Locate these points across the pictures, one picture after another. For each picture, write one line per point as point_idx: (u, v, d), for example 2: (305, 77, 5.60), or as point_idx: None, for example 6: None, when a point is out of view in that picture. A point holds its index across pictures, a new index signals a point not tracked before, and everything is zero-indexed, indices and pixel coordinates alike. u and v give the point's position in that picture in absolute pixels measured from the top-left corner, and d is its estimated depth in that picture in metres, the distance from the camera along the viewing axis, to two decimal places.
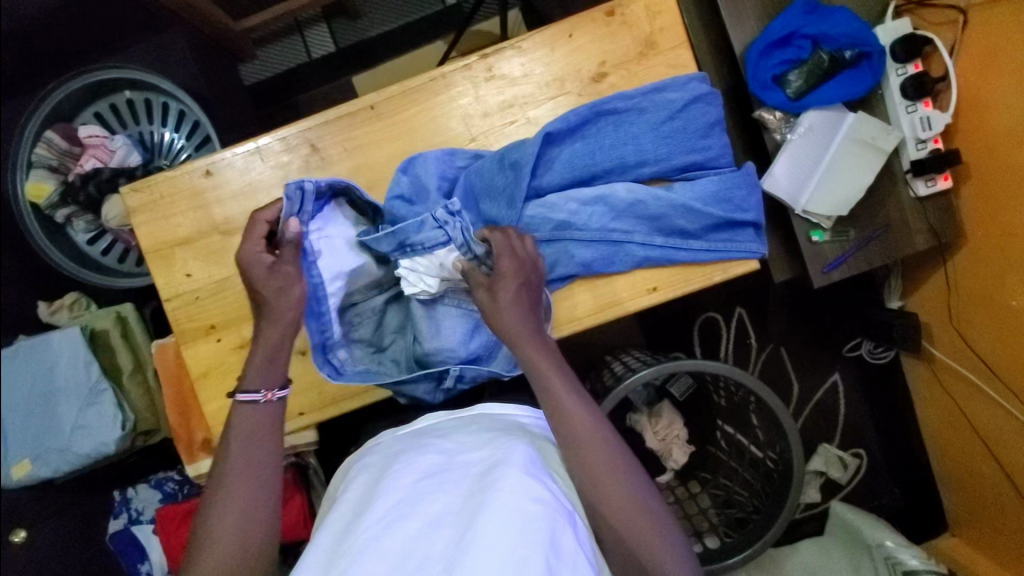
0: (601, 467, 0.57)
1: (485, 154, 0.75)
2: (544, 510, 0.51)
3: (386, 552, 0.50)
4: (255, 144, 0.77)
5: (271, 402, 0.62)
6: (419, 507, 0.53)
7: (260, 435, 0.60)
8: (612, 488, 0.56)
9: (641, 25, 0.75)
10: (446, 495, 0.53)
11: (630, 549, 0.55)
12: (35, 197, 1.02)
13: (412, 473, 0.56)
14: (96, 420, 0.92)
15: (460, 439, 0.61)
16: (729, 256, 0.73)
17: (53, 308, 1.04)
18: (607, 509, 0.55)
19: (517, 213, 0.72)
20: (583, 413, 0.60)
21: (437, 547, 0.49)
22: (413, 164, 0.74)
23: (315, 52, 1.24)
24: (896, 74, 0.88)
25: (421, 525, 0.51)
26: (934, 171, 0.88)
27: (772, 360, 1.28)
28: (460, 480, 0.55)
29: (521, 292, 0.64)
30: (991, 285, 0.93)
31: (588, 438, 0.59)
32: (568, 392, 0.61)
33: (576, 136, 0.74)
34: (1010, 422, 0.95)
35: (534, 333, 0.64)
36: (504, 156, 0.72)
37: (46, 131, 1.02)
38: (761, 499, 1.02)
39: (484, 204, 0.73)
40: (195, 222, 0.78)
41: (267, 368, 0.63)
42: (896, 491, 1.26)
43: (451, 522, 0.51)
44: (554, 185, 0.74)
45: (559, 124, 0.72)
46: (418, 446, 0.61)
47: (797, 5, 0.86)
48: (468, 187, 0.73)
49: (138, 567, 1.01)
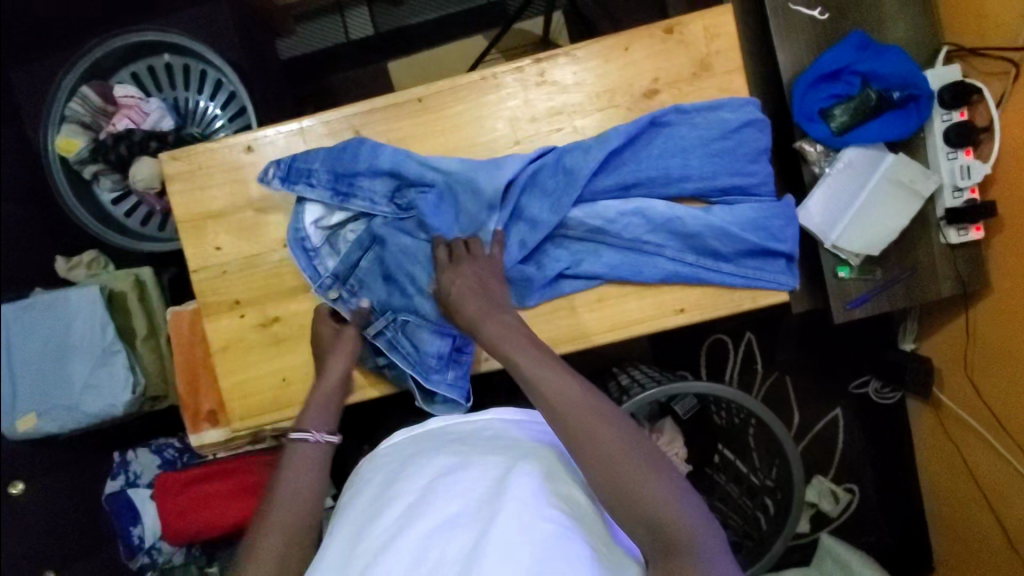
0: (621, 450, 0.55)
1: (555, 149, 0.74)
2: (557, 528, 0.50)
3: (401, 553, 0.50)
4: (300, 125, 0.77)
5: (320, 443, 0.65)
6: (432, 508, 0.53)
7: (310, 463, 0.63)
8: (618, 470, 0.54)
9: (698, 46, 0.75)
10: (459, 495, 0.54)
11: (646, 532, 0.52)
12: (65, 151, 1.00)
13: (426, 477, 0.57)
14: (106, 380, 0.92)
15: (474, 442, 0.62)
16: (758, 283, 0.73)
17: (71, 265, 1.04)
18: (614, 488, 0.54)
19: (559, 216, 0.72)
20: (580, 391, 0.59)
21: (451, 549, 0.50)
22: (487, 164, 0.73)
23: (354, 35, 1.25)
24: (940, 120, 0.88)
25: (435, 525, 0.52)
26: (969, 221, 0.88)
27: (777, 387, 1.28)
28: (474, 480, 0.55)
29: (477, 282, 0.68)
30: (1010, 339, 0.93)
31: (577, 411, 0.57)
32: (542, 369, 0.60)
33: (631, 147, 0.73)
34: (1009, 475, 0.96)
35: (486, 311, 0.66)
36: (561, 161, 0.72)
37: (82, 86, 1.01)
38: (755, 527, 1.05)
39: (530, 203, 0.73)
40: (230, 196, 0.78)
41: (322, 414, 0.69)
42: (885, 529, 1.27)
43: (465, 524, 0.51)
44: (601, 193, 0.74)
45: (616, 134, 0.71)
46: (433, 449, 0.62)
47: (851, 38, 0.86)
48: (525, 185, 0.72)
49: (131, 531, 1.03)
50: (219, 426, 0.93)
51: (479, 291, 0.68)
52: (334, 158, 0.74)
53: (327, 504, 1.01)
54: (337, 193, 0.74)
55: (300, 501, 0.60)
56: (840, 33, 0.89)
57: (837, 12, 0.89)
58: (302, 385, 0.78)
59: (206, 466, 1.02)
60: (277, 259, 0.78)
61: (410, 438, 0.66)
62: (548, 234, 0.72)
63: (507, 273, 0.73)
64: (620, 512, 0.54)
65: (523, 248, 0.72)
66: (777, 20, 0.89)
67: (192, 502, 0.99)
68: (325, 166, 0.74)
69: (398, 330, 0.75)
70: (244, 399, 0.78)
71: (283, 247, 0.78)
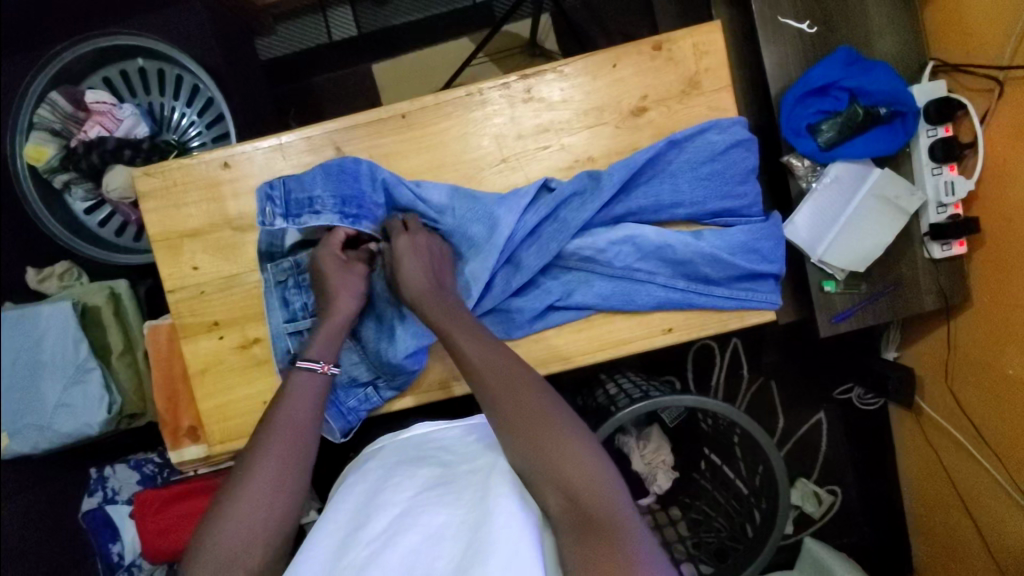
0: (580, 459, 0.55)
1: (555, 183, 0.72)
2: (528, 529, 0.50)
3: (387, 563, 0.49)
4: (279, 140, 0.75)
5: (325, 374, 0.67)
6: (417, 521, 0.53)
7: (305, 409, 0.64)
8: (561, 465, 0.54)
9: (687, 63, 0.74)
10: (447, 507, 0.53)
11: (576, 516, 0.52)
12: (35, 160, 0.96)
13: (413, 486, 0.57)
14: (81, 399, 0.89)
15: (458, 452, 0.62)
16: (747, 305, 0.73)
17: (42, 276, 1.00)
18: (548, 475, 0.54)
19: (548, 258, 0.71)
20: (522, 387, 0.59)
21: (440, 562, 0.49)
22: (486, 222, 0.71)
23: (336, 34, 1.21)
24: (926, 135, 0.89)
25: (421, 538, 0.51)
26: (953, 237, 0.89)
27: (762, 393, 1.29)
28: (461, 494, 0.55)
29: (423, 262, 0.67)
30: (989, 351, 0.94)
31: (541, 414, 0.58)
32: (489, 364, 0.61)
33: (629, 185, 0.72)
34: (988, 484, 0.97)
35: (432, 292, 0.66)
36: (557, 211, 0.71)
37: (51, 92, 0.97)
38: (741, 535, 1.03)
39: (524, 254, 0.72)
40: (207, 214, 0.75)
41: (328, 343, 0.69)
42: (865, 530, 1.29)
43: (454, 537, 0.51)
44: (593, 223, 0.73)
45: (610, 169, 0.70)
46: (417, 458, 0.62)
47: (839, 55, 0.86)
48: (520, 240, 0.72)
49: (109, 548, 1.02)
50: (200, 442, 0.91)
51: (428, 272, 0.67)
52: (337, 181, 0.70)
53: (311, 518, 0.96)
54: (346, 216, 0.71)
55: (300, 427, 0.62)
56: (827, 48, 0.89)
57: (824, 26, 0.88)
58: None
59: (191, 482, 1.01)
60: (256, 279, 0.76)
61: (391, 445, 0.65)
62: (538, 272, 0.72)
63: (496, 305, 0.72)
64: (550, 492, 0.54)
65: (511, 287, 0.72)
66: (764, 34, 0.88)
67: (169, 521, 0.98)
68: (328, 190, 0.70)
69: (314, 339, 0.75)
70: (224, 422, 0.76)
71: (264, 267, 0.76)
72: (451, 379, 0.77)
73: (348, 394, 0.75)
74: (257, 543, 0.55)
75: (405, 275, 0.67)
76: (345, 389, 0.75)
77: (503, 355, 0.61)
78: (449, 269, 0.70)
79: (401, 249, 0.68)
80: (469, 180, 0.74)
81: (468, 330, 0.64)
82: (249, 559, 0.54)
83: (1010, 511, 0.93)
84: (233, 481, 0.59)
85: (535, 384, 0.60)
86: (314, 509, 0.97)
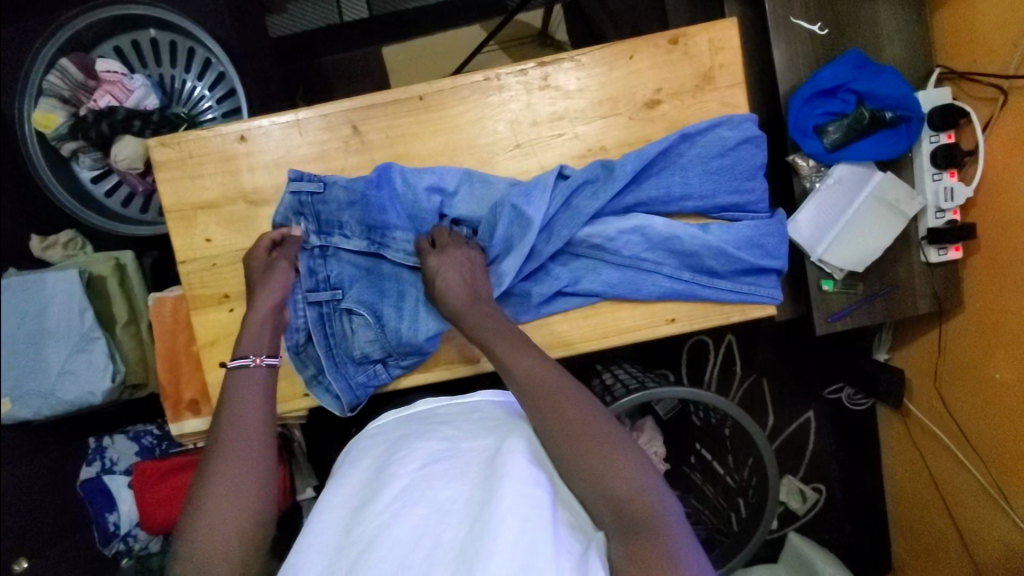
0: (621, 469, 0.54)
1: (569, 171, 0.73)
2: (541, 506, 0.51)
3: (396, 538, 0.51)
4: (295, 117, 0.75)
5: (261, 367, 0.66)
6: (425, 494, 0.54)
7: (251, 399, 0.63)
8: (606, 472, 0.54)
9: (702, 58, 0.75)
10: (450, 481, 0.55)
11: (618, 522, 0.53)
12: (43, 126, 0.95)
13: (419, 459, 0.57)
14: (85, 367, 0.89)
15: (462, 426, 0.62)
16: (750, 299, 0.75)
17: (46, 245, 0.98)
18: (590, 482, 0.54)
19: (560, 243, 0.72)
20: (557, 392, 0.59)
21: (446, 537, 0.50)
22: (506, 206, 0.71)
23: (347, 17, 1.20)
24: (928, 141, 0.91)
25: (428, 512, 0.52)
26: (949, 242, 0.92)
27: (755, 389, 1.32)
28: (464, 469, 0.56)
29: (461, 274, 0.68)
30: (979, 356, 0.97)
31: (581, 418, 0.57)
32: (524, 363, 0.61)
33: (642, 175, 0.73)
34: (973, 487, 1.00)
35: (470, 304, 0.66)
36: (570, 197, 0.73)
37: (62, 59, 0.95)
38: (727, 525, 1.08)
39: (539, 241, 0.73)
40: (222, 187, 0.76)
41: (255, 339, 0.67)
42: (846, 527, 1.32)
43: (460, 510, 0.52)
44: (604, 212, 0.74)
45: (623, 159, 0.72)
46: (422, 432, 0.62)
47: (849, 58, 0.87)
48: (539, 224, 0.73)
49: (105, 517, 1.03)
50: (202, 415, 0.92)
51: (466, 282, 0.67)
52: (365, 211, 0.74)
53: (308, 496, 1.00)
54: (372, 242, 0.74)
55: (252, 418, 0.62)
56: (838, 50, 0.90)
57: (836, 29, 0.90)
58: (291, 380, 0.78)
59: (187, 455, 1.02)
60: None
61: (397, 422, 0.66)
62: (549, 258, 0.73)
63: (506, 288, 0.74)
64: (597, 503, 0.54)
65: (525, 269, 0.72)
66: (777, 35, 0.89)
67: (169, 491, 0.99)
68: (355, 216, 0.74)
69: (334, 312, 0.75)
70: None
71: None
72: (458, 361, 0.78)
73: (359, 368, 0.76)
74: (233, 537, 0.55)
75: (447, 288, 0.67)
76: (363, 365, 0.76)
77: (550, 367, 0.60)
78: (485, 277, 0.70)
79: (443, 258, 0.69)
80: (482, 165, 0.75)
81: (514, 346, 0.62)
82: (232, 552, 0.54)
83: (993, 512, 0.95)
84: (199, 482, 0.58)
85: (578, 396, 0.59)
86: (310, 488, 1.00)
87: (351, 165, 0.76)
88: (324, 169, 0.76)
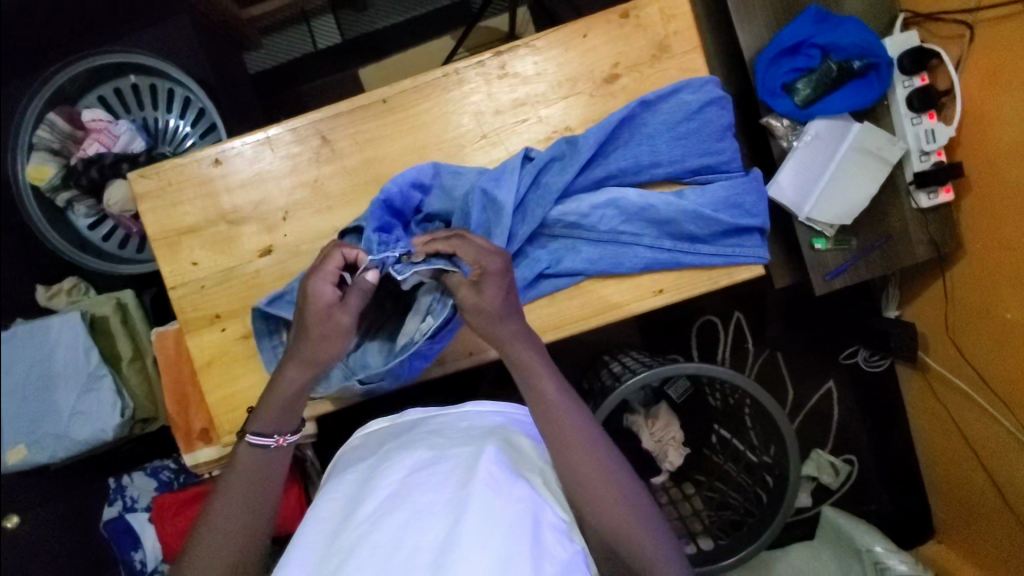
0: (633, 521, 0.57)
1: (535, 153, 0.74)
2: (521, 521, 0.49)
3: (378, 546, 0.49)
4: (266, 135, 0.77)
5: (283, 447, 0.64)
6: (408, 496, 0.52)
7: (253, 480, 0.62)
8: (598, 490, 0.57)
9: (656, 28, 0.75)
10: (433, 487, 0.52)
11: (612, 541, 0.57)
12: (36, 179, 0.98)
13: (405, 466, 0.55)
14: (95, 406, 0.90)
15: (449, 434, 0.60)
16: (735, 261, 0.74)
17: (51, 293, 1.02)
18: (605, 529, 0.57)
19: (536, 223, 0.73)
20: (576, 411, 0.62)
21: (424, 540, 0.49)
22: (478, 195, 0.71)
23: (321, 43, 1.25)
24: (903, 86, 0.89)
25: (409, 515, 0.50)
26: (937, 184, 0.90)
27: (769, 364, 1.29)
28: (449, 474, 0.54)
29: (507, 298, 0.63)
30: (989, 297, 0.94)
31: (595, 464, 0.59)
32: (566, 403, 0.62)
33: (608, 147, 0.74)
34: (1003, 437, 0.96)
35: (523, 334, 0.64)
36: (540, 175, 0.73)
37: (49, 112, 1.00)
38: (756, 502, 0.99)
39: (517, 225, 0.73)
40: (203, 211, 0.78)
41: (283, 413, 0.64)
42: (885, 498, 1.27)
43: (439, 514, 0.50)
44: (577, 189, 0.74)
45: (590, 134, 0.72)
46: (413, 441, 0.60)
47: (808, 14, 0.88)
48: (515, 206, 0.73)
49: (131, 556, 1.02)
50: (214, 443, 0.93)
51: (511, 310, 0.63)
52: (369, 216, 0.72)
53: None
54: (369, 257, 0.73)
55: (250, 498, 0.61)
56: (797, 8, 0.90)
57: None
58: None
59: (203, 486, 1.02)
60: (252, 269, 0.78)
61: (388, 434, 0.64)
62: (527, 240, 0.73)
63: None
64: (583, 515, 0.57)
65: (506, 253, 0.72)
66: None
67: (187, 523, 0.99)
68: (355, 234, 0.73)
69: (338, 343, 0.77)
70: (232, 413, 0.78)
71: (259, 256, 0.77)
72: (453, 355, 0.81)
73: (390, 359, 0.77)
74: None
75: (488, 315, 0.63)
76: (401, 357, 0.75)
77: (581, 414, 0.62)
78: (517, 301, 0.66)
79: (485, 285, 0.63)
80: (451, 158, 0.76)
81: (554, 378, 0.64)
82: None
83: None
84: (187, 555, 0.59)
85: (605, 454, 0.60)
86: None
87: (325, 174, 0.77)
88: (298, 181, 0.77)
